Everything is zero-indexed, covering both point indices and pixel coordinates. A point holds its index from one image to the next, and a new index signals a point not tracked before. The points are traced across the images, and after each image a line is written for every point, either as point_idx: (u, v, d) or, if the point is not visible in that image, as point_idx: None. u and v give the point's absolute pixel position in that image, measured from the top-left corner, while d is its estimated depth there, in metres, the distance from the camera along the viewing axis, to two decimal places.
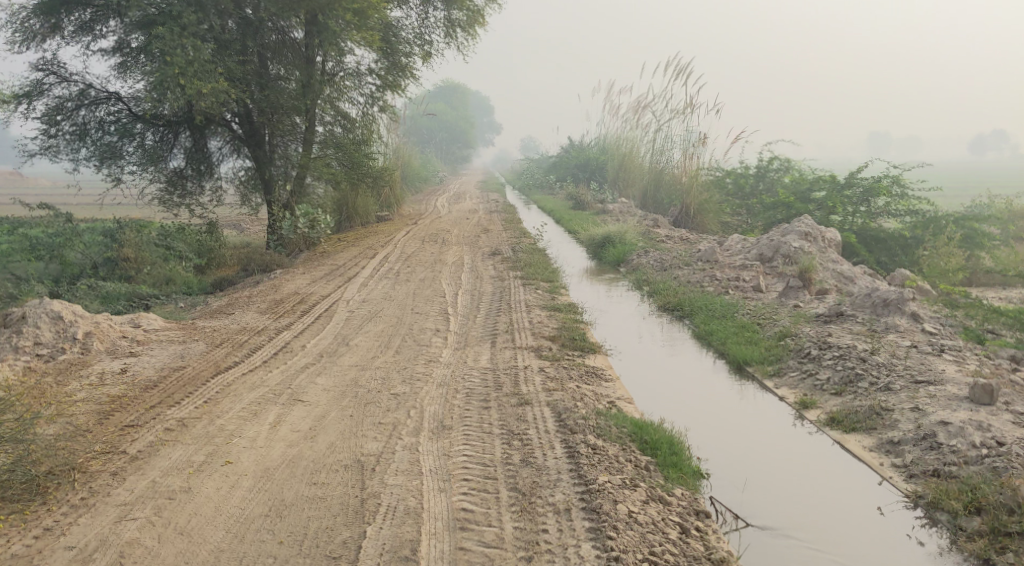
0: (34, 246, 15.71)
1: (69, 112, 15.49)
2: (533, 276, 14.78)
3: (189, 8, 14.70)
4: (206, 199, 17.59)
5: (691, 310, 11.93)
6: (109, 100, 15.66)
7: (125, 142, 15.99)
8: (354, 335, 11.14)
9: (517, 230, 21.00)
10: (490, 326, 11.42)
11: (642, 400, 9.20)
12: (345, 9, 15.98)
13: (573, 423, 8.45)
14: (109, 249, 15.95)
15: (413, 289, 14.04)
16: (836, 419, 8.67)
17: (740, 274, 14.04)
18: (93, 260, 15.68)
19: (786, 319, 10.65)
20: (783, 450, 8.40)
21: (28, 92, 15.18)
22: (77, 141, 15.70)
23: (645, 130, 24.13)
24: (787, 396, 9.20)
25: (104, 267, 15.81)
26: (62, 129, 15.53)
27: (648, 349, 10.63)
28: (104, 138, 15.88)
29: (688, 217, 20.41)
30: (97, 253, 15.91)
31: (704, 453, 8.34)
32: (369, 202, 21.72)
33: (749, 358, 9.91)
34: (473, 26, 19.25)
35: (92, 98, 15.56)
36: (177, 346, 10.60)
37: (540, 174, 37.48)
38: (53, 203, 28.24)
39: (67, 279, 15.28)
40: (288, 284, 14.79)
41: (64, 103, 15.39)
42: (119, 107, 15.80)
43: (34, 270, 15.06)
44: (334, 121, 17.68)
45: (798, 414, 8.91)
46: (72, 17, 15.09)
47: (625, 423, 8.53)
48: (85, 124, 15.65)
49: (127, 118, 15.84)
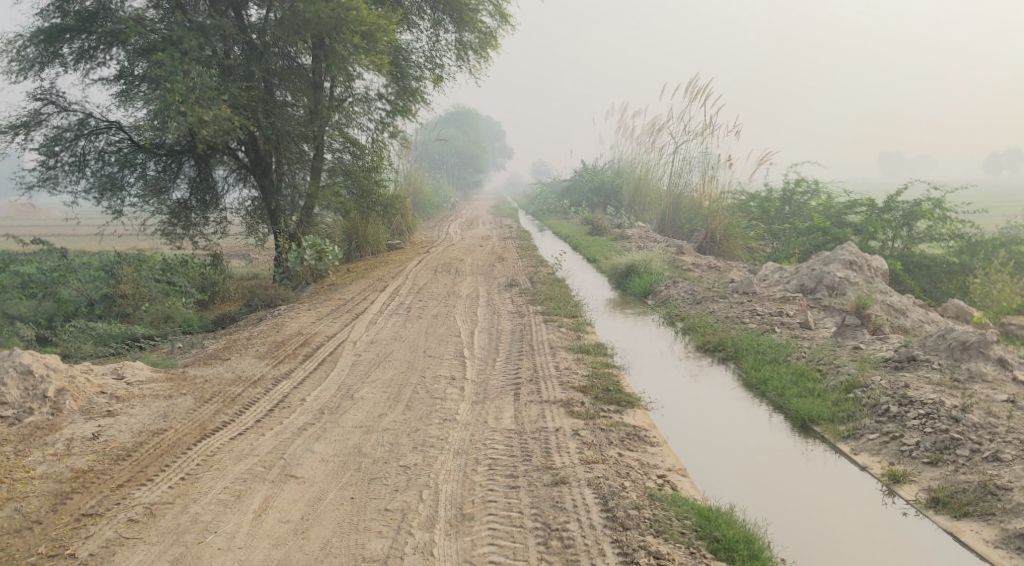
0: (25, 283, 14.75)
1: (68, 143, 14.48)
2: (555, 311, 13.57)
3: (190, 34, 13.85)
4: (211, 229, 16.49)
5: (737, 352, 10.68)
6: (110, 129, 14.65)
7: (126, 172, 14.97)
8: (360, 386, 9.93)
9: (534, 259, 19.83)
10: (511, 374, 10.19)
11: (698, 473, 8.04)
12: (353, 32, 14.78)
13: (624, 516, 7.25)
14: (106, 285, 14.88)
15: (425, 327, 12.83)
16: (940, 500, 7.58)
17: (781, 307, 12.78)
18: (89, 296, 14.63)
19: (850, 364, 9.40)
20: (883, 545, 7.34)
21: (24, 122, 14.23)
22: (76, 172, 14.66)
23: (660, 152, 22.99)
24: (870, 468, 8.05)
25: (100, 304, 14.75)
26: (61, 160, 14.52)
27: (690, 398, 9.45)
28: (104, 169, 14.89)
29: (712, 244, 19.10)
30: (94, 289, 14.85)
31: (790, 553, 7.23)
32: (380, 229, 20.57)
33: (813, 415, 8.73)
34: (486, 48, 18.17)
35: (92, 128, 14.53)
36: (162, 401, 9.44)
37: (554, 198, 36.28)
38: (49, 237, 27.23)
39: (60, 318, 14.21)
40: (291, 323, 13.59)
41: (62, 133, 14.39)
42: (120, 137, 14.78)
43: (25, 309, 13.97)
44: (343, 148, 16.63)
45: (888, 490, 7.83)
46: (71, 44, 14.17)
47: (690, 512, 7.35)
48: (85, 155, 14.64)
49: (129, 148, 14.83)
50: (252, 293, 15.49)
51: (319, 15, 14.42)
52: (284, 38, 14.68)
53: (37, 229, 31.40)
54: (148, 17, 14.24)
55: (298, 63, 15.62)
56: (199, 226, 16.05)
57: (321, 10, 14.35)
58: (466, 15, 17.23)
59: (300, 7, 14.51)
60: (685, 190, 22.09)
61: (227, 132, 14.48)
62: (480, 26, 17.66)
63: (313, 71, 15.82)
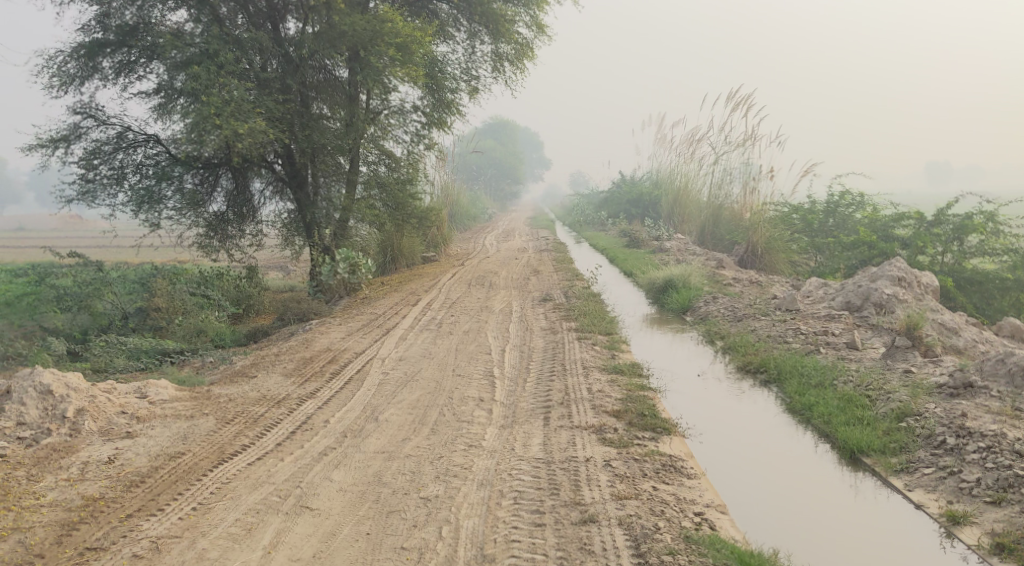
0: (60, 296, 14.63)
1: (107, 156, 14.43)
2: (590, 328, 13.17)
3: (226, 47, 13.71)
4: (246, 241, 16.34)
5: (780, 375, 10.19)
6: (148, 142, 14.56)
7: (164, 185, 14.76)
8: (385, 407, 9.60)
9: (570, 272, 19.44)
10: (542, 396, 9.79)
11: (740, 512, 7.59)
12: (388, 44, 14.54)
13: (656, 562, 6.91)
14: (140, 298, 14.78)
15: (456, 344, 12.48)
16: (1004, 546, 7.10)
17: (826, 325, 12.25)
18: (123, 309, 14.51)
19: (902, 390, 8.89)
20: None
21: (64, 136, 14.20)
22: (114, 185, 14.52)
23: (700, 164, 22.53)
24: (926, 506, 7.59)
25: (134, 317, 14.62)
26: (100, 173, 14.46)
27: (729, 424, 8.99)
28: (141, 183, 14.70)
29: (755, 258, 18.45)
30: (128, 302, 14.75)
31: None
32: (414, 242, 20.31)
33: (863, 446, 8.25)
34: (522, 60, 17.83)
35: (130, 141, 14.48)
36: (183, 422, 9.18)
37: (591, 210, 35.83)
38: (89, 249, 27.36)
39: (94, 331, 14.21)
40: (321, 339, 13.31)
41: (101, 146, 14.35)
42: (158, 150, 14.66)
43: (60, 323, 14.12)
44: (378, 160, 16.21)
45: (947, 532, 7.36)
46: (111, 58, 14.18)
47: (728, 556, 6.97)
48: (123, 169, 14.51)
49: (167, 161, 14.63)
50: (285, 307, 15.21)
51: (354, 28, 14.30)
52: (319, 51, 14.51)
53: (78, 241, 31.66)
54: (188, 32, 14.17)
55: (335, 76, 15.40)
56: (235, 239, 15.94)
57: (356, 22, 14.28)
58: (502, 25, 16.86)
59: (335, 20, 14.38)
60: (725, 203, 21.73)
61: (262, 145, 14.22)
62: (516, 38, 17.31)
63: (350, 84, 15.58)
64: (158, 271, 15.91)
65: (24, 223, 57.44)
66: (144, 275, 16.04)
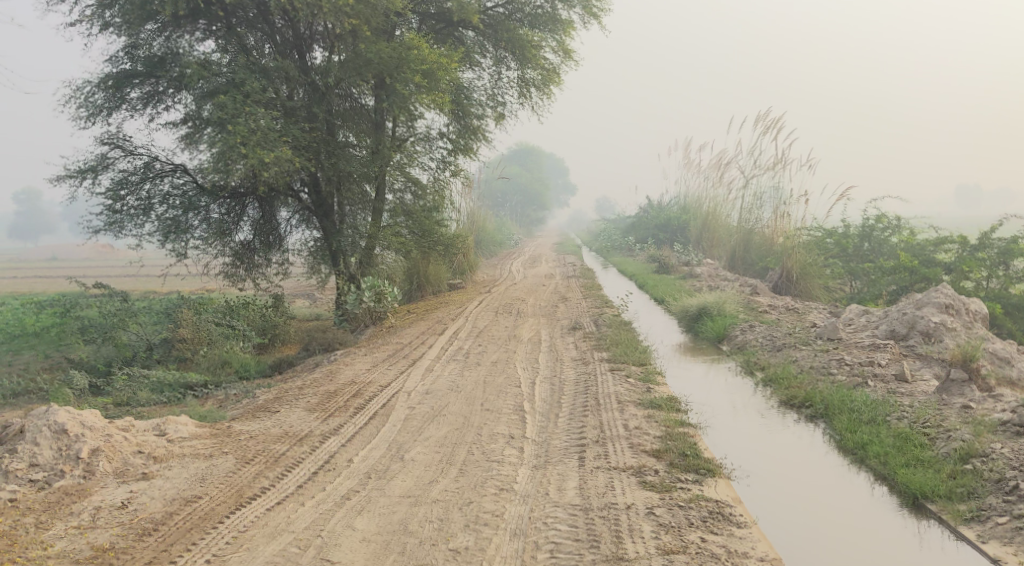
0: (86, 328, 14.47)
1: (134, 186, 14.16)
2: (622, 359, 12.68)
3: (252, 76, 13.52)
4: (272, 270, 16.10)
5: (828, 410, 9.67)
6: (175, 172, 14.33)
7: (191, 215, 14.49)
8: (412, 444, 9.18)
9: (599, 299, 18.98)
10: (576, 433, 9.33)
11: None
12: (414, 71, 14.28)
13: None
14: (165, 329, 14.49)
15: (484, 376, 12.03)
16: None
17: (872, 355, 11.68)
18: (148, 340, 14.23)
19: (964, 429, 8.39)
20: None
21: (92, 167, 14.00)
22: (141, 215, 14.21)
23: (732, 188, 22.05)
24: (1003, 560, 7.17)
25: (160, 348, 14.33)
26: (127, 204, 14.17)
27: (776, 465, 8.55)
28: (168, 212, 14.38)
29: (790, 284, 17.69)
30: (153, 332, 14.46)
31: None
32: (441, 269, 19.96)
33: (926, 490, 7.84)
34: (550, 85, 17.44)
35: (157, 171, 14.24)
36: (201, 463, 8.79)
37: (618, 235, 35.32)
38: (116, 278, 27.26)
39: (119, 362, 13.89)
40: (346, 371, 12.91)
41: (128, 177, 14.11)
42: (185, 180, 14.41)
43: (84, 355, 13.90)
44: (404, 188, 16.01)
45: None
46: (139, 88, 14.02)
47: None
48: (150, 200, 14.23)
49: (193, 191, 14.41)
50: (310, 337, 14.87)
51: (381, 55, 14.08)
52: (345, 79, 14.18)
53: (107, 270, 31.56)
54: (215, 61, 13.88)
55: (361, 104, 15.19)
56: (262, 268, 15.62)
57: (382, 50, 14.06)
58: (528, 51, 16.53)
59: (362, 48, 14.16)
60: (755, 227, 21.05)
61: (288, 173, 13.94)
62: (543, 63, 16.97)
63: (376, 111, 15.34)
64: (183, 301, 15.59)
65: (56, 252, 57.82)
66: (170, 306, 15.76)
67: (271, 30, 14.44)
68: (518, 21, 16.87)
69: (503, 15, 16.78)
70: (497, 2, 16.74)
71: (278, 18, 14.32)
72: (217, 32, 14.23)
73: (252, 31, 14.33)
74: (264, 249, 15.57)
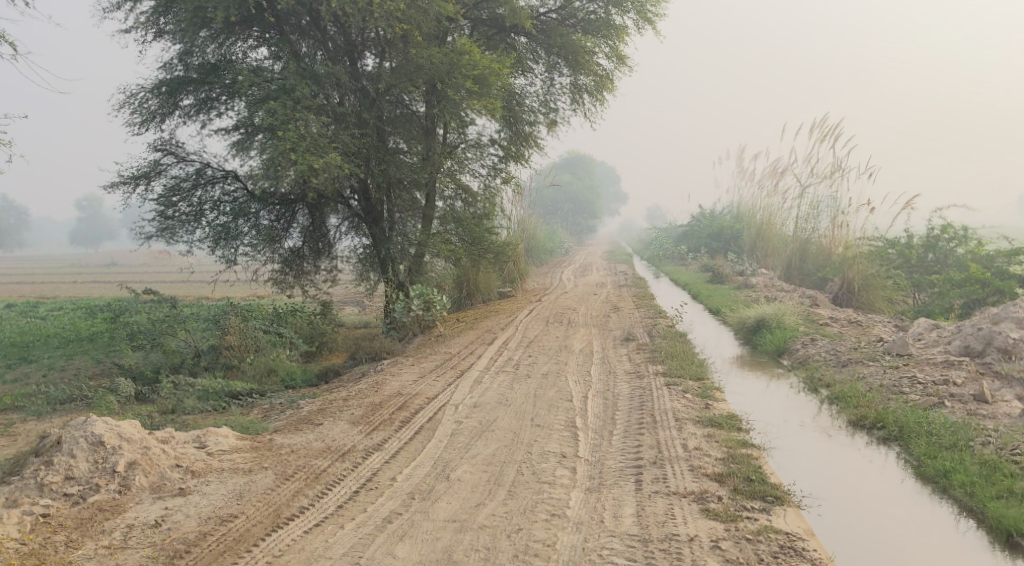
0: (133, 334, 14.03)
1: (185, 193, 14.08)
2: (678, 373, 12.11)
3: (303, 81, 13.19)
4: (320, 277, 15.76)
5: (902, 432, 9.11)
6: (226, 178, 14.16)
7: (241, 221, 14.21)
8: (458, 462, 8.76)
9: (652, 309, 18.42)
10: (632, 453, 8.82)
11: None
12: (466, 76, 13.91)
13: None
14: (213, 336, 14.13)
15: (534, 389, 11.53)
16: None
17: (946, 373, 10.99)
18: (196, 347, 13.82)
19: None
20: None
21: (144, 173, 13.87)
22: (192, 222, 14.10)
23: (787, 197, 21.40)
24: None
25: (207, 355, 13.91)
26: (179, 210, 14.08)
27: (858, 508, 8.01)
28: (218, 219, 14.22)
29: (850, 295, 16.71)
30: (201, 339, 14.15)
31: None
32: (492, 277, 19.54)
33: (1022, 526, 7.57)
34: (602, 91, 16.92)
35: (208, 177, 14.13)
36: (239, 478, 8.46)
37: (670, 243, 34.63)
38: (167, 285, 27.32)
39: (167, 370, 13.59)
40: (392, 382, 12.43)
41: (179, 183, 14.03)
42: (235, 186, 14.23)
43: (132, 362, 13.59)
44: (454, 196, 15.64)
45: None
46: (193, 95, 13.88)
47: None
48: (201, 206, 14.11)
49: (244, 198, 14.14)
50: (357, 346, 14.59)
51: (432, 61, 13.74)
52: (397, 86, 13.95)
53: (160, 277, 31.74)
54: (267, 68, 13.73)
55: (412, 111, 14.88)
56: (311, 275, 15.35)
57: (433, 55, 13.73)
58: (581, 57, 16.06)
59: (413, 53, 13.87)
60: (812, 237, 20.31)
61: (338, 179, 13.60)
62: (597, 69, 16.46)
63: (427, 118, 14.95)
64: (232, 307, 15.28)
65: (114, 258, 58.72)
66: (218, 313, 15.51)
67: (323, 37, 14.05)
68: (571, 27, 16.38)
69: (556, 21, 16.33)
70: (550, 7, 16.28)
71: (330, 24, 13.99)
72: (270, 39, 13.98)
73: (305, 39, 14.01)
74: (314, 256, 15.24)
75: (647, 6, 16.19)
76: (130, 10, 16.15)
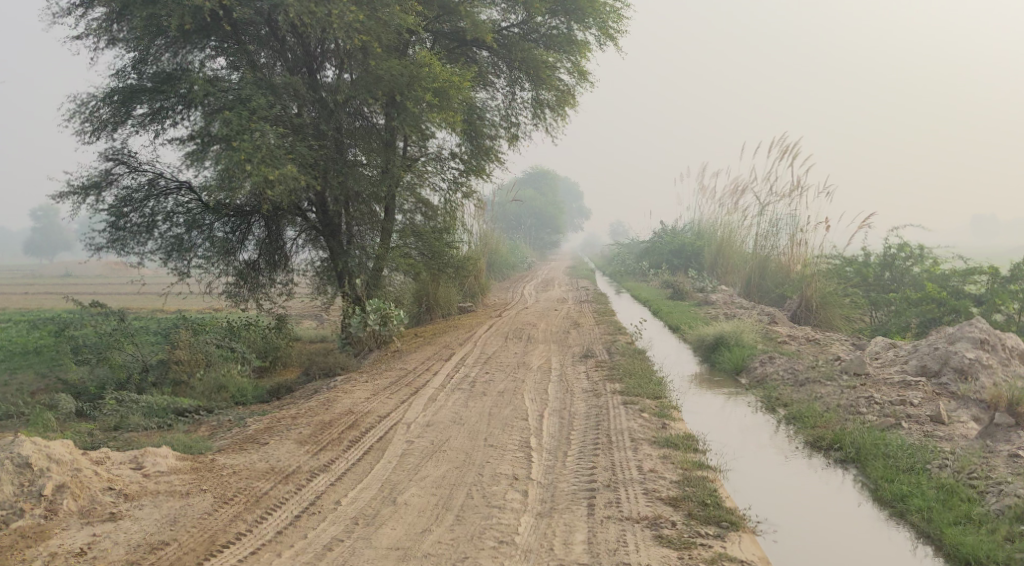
0: (79, 348, 13.57)
1: (137, 204, 13.57)
2: (635, 391, 11.89)
3: (260, 92, 12.82)
4: (275, 290, 15.35)
5: (860, 453, 8.96)
6: (180, 190, 13.64)
7: (194, 233, 13.92)
8: (406, 485, 8.45)
9: (612, 325, 18.23)
10: (586, 475, 8.58)
11: None
12: (426, 89, 13.65)
13: None
14: (162, 350, 13.62)
15: (489, 408, 11.23)
16: None
17: (905, 393, 10.85)
18: (143, 361, 13.34)
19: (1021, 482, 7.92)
20: None
21: (95, 183, 13.38)
22: (144, 233, 13.69)
23: (746, 216, 21.44)
24: None
25: (156, 370, 13.44)
26: (130, 221, 13.61)
27: (821, 538, 7.80)
28: (171, 230, 13.85)
29: (808, 314, 16.59)
30: (150, 353, 13.63)
31: None
32: (452, 291, 19.23)
33: (979, 555, 7.42)
34: (564, 107, 16.77)
35: (161, 188, 13.59)
36: (175, 502, 8.08)
37: (632, 259, 34.61)
38: (118, 297, 26.72)
39: (112, 386, 13.09)
40: (343, 400, 12.03)
41: (132, 194, 13.49)
42: (189, 198, 13.73)
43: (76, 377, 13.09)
44: (414, 209, 15.35)
45: None
46: (146, 104, 13.40)
47: None
48: (153, 217, 13.65)
49: (198, 209, 13.71)
50: (310, 361, 14.16)
51: (391, 73, 13.45)
52: (356, 97, 13.61)
53: (112, 289, 31.09)
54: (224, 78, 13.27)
55: (372, 123, 14.36)
56: (266, 288, 14.94)
57: (392, 66, 13.44)
58: (542, 72, 15.89)
59: (373, 65, 13.53)
60: (771, 254, 20.30)
61: (293, 192, 13.25)
62: (558, 84, 16.30)
63: (387, 130, 14.62)
64: (183, 321, 14.85)
65: (69, 269, 57.63)
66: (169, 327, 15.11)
67: (282, 47, 13.72)
68: (533, 42, 16.19)
69: (518, 36, 16.11)
70: (512, 22, 16.09)
71: (290, 35, 13.62)
72: (228, 49, 13.52)
73: (263, 49, 13.66)
74: (269, 269, 14.84)
75: (609, 22, 16.05)
76: (82, 15, 15.63)
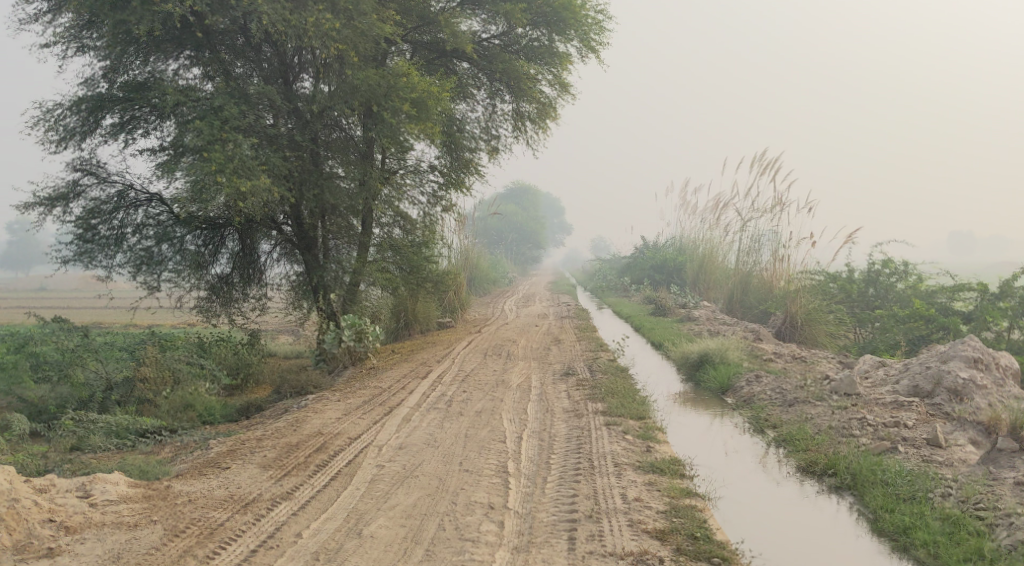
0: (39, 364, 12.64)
1: (106, 215, 12.91)
2: (618, 411, 11.33)
3: (232, 101, 12.20)
4: (248, 304, 14.72)
5: (856, 480, 8.45)
6: (150, 202, 12.98)
7: (164, 246, 13.27)
8: (373, 515, 7.86)
9: (594, 342, 17.69)
10: (567, 504, 8.02)
11: None
12: (403, 99, 13.06)
13: None
14: (128, 367, 12.82)
15: (465, 429, 10.64)
16: None
17: (899, 414, 10.35)
18: (107, 379, 12.49)
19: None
20: None
21: (62, 194, 12.75)
22: (112, 246, 13.00)
23: (729, 232, 21.01)
24: None
25: (120, 388, 12.60)
26: (98, 234, 12.94)
27: None
28: (141, 243, 13.20)
29: (794, 329, 15.96)
30: (115, 370, 12.81)
31: None
32: (430, 307, 18.63)
33: None
34: (546, 120, 16.27)
35: (131, 200, 12.93)
36: (120, 535, 7.50)
37: (614, 275, 34.12)
38: (88, 311, 25.83)
39: (73, 405, 12.20)
40: (312, 420, 11.36)
41: (100, 206, 12.83)
42: (160, 210, 13.09)
43: (35, 395, 12.14)
44: (392, 222, 14.67)
45: None
46: (114, 113, 12.75)
47: None
48: (121, 230, 12.99)
49: (169, 221, 13.09)
50: (282, 379, 13.39)
51: (368, 83, 12.88)
52: (333, 108, 12.96)
53: (84, 302, 30.17)
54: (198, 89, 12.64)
55: (348, 135, 13.62)
56: (238, 303, 14.27)
57: (370, 76, 12.85)
58: (523, 84, 15.39)
59: (350, 75, 12.89)
60: (753, 270, 19.87)
61: (267, 204, 12.66)
62: (539, 96, 15.79)
63: (363, 142, 13.85)
64: (151, 336, 14.12)
65: (44, 282, 56.48)
66: (136, 341, 14.34)
67: (259, 58, 13.07)
68: (514, 53, 15.68)
69: (498, 47, 15.62)
70: (492, 33, 15.60)
71: (266, 44, 13.01)
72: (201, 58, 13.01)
73: (239, 60, 13.01)
74: (242, 283, 14.22)
75: (591, 34, 15.59)
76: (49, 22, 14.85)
